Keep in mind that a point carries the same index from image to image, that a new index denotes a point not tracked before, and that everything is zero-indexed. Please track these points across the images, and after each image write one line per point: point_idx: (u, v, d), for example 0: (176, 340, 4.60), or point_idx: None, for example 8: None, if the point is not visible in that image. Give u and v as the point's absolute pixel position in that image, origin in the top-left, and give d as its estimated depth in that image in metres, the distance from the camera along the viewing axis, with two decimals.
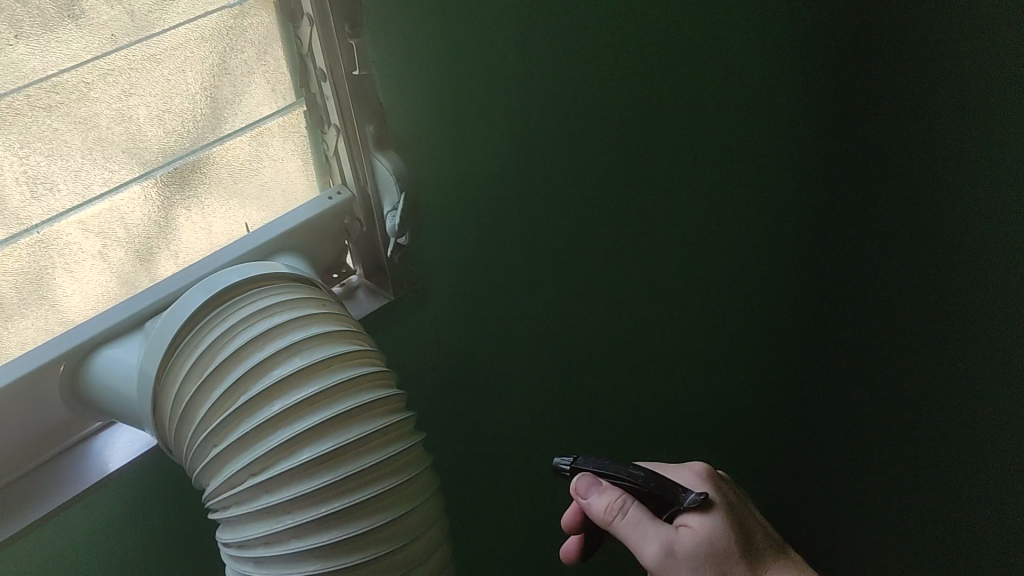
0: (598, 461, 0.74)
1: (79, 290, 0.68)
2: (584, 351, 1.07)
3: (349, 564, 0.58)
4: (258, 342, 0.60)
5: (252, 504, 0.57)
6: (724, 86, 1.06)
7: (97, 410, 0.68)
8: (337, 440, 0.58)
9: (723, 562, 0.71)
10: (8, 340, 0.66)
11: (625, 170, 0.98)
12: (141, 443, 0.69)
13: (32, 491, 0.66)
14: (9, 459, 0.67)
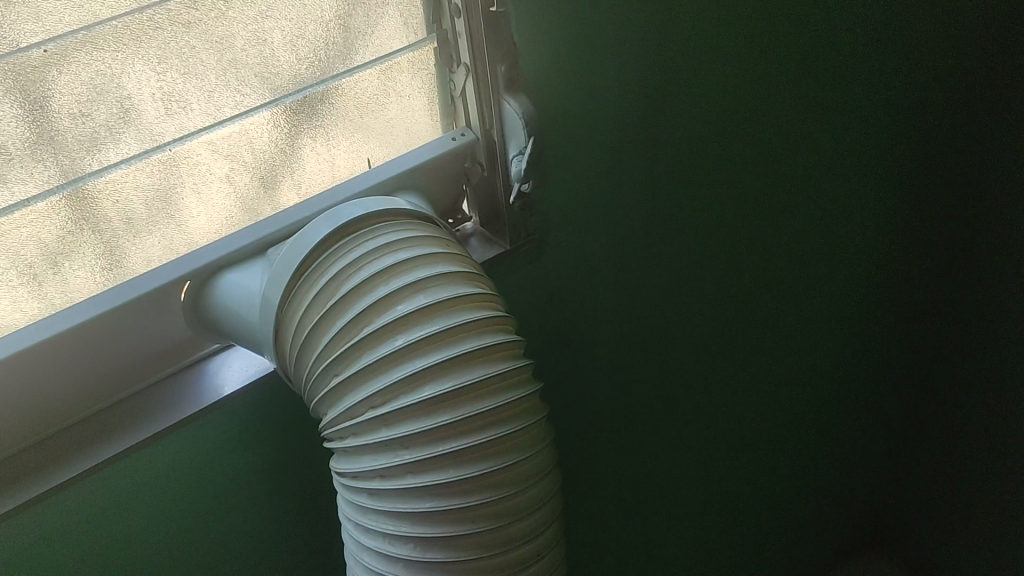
0: None
1: (206, 213, 0.69)
2: (702, 331, 1.02)
3: (463, 506, 0.56)
4: (383, 275, 0.58)
5: (370, 437, 0.56)
6: (871, 64, 0.99)
7: (217, 334, 0.68)
8: (459, 380, 0.56)
9: None
10: (134, 255, 0.67)
11: (762, 143, 0.92)
12: (255, 370, 0.69)
13: (137, 411, 0.69)
14: (120, 376, 0.70)
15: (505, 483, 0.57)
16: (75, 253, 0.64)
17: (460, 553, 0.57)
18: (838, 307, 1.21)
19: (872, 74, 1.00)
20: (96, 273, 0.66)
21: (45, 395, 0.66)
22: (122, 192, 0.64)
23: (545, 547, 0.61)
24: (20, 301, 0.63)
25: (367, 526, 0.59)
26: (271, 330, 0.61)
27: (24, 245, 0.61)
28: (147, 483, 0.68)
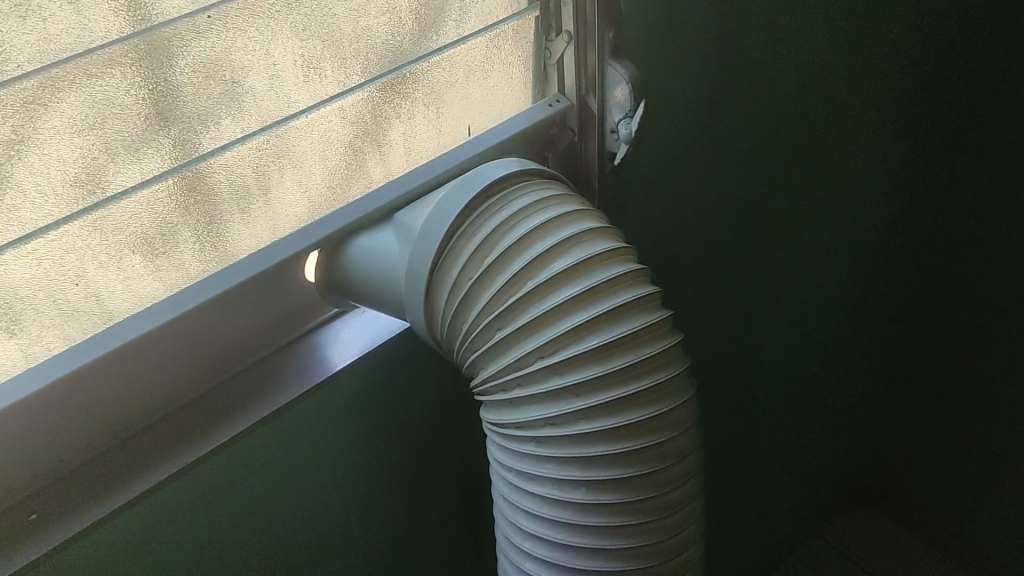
0: None
1: (332, 181, 0.70)
2: (735, 287, 1.09)
3: (631, 448, 0.61)
4: (538, 232, 0.62)
5: (541, 386, 0.60)
6: (898, 35, 1.05)
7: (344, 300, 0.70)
8: (624, 328, 0.60)
9: None
10: (262, 222, 0.68)
11: (801, 109, 0.98)
12: (381, 331, 0.73)
13: (257, 387, 0.71)
14: (239, 353, 0.71)
15: (660, 429, 0.62)
16: (215, 224, 0.65)
17: (624, 496, 0.62)
18: (855, 266, 1.29)
19: (898, 45, 1.06)
20: (231, 242, 0.67)
21: (180, 368, 0.68)
22: (262, 161, 0.65)
23: (691, 490, 0.65)
24: (162, 270, 0.64)
25: (534, 474, 0.63)
26: (425, 289, 0.63)
27: (170, 213, 0.62)
28: (279, 446, 0.70)
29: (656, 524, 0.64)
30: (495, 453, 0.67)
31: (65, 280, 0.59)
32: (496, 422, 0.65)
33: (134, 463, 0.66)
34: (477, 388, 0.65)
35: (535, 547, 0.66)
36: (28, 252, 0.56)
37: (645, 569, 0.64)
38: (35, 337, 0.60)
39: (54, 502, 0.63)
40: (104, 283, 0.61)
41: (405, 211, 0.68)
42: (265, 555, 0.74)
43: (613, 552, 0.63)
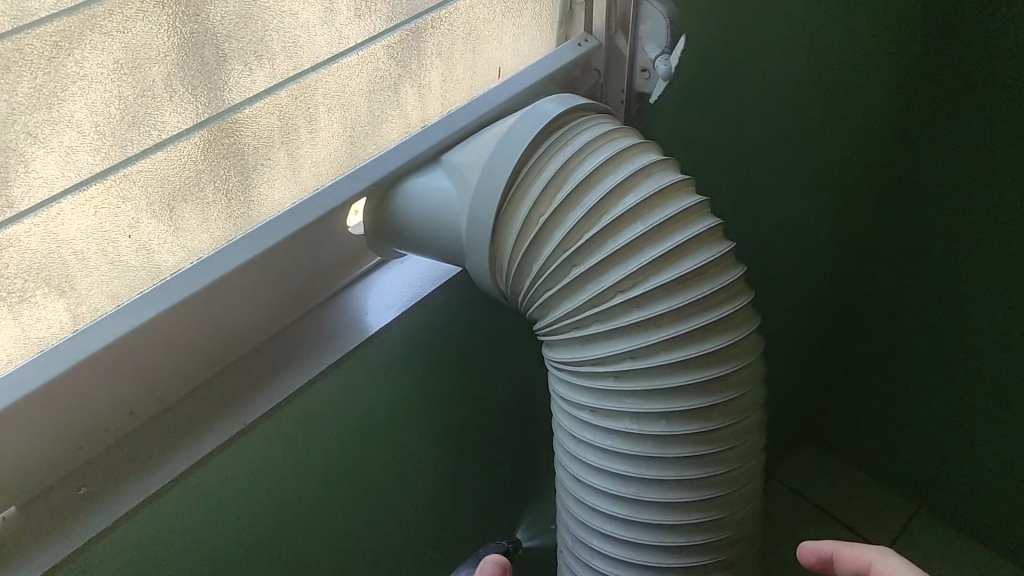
0: None
1: (376, 124, 0.67)
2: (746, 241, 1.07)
3: (711, 377, 0.61)
4: (610, 164, 0.60)
5: (622, 320, 0.59)
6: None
7: (395, 241, 0.69)
8: (704, 256, 0.59)
9: None
10: (307, 168, 0.64)
11: (817, 59, 0.96)
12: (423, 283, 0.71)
13: (301, 345, 0.68)
14: (280, 311, 0.68)
15: (734, 358, 0.62)
16: (262, 170, 0.61)
17: (700, 425, 0.62)
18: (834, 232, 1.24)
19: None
20: (278, 189, 0.63)
21: (225, 327, 0.64)
22: (312, 101, 0.61)
23: (756, 420, 0.65)
24: (211, 220, 0.60)
25: (610, 410, 0.62)
26: (490, 225, 0.61)
27: (224, 159, 0.58)
28: (327, 402, 0.68)
29: (727, 453, 0.64)
30: (563, 391, 0.66)
31: (117, 232, 0.54)
32: (568, 360, 0.63)
33: (184, 428, 0.63)
34: (546, 325, 0.64)
35: (604, 482, 0.65)
36: (83, 202, 0.51)
37: (715, 498, 0.64)
38: (83, 294, 0.55)
39: (103, 475, 0.60)
40: (156, 234, 0.57)
41: (457, 151, 0.66)
42: (305, 514, 0.72)
43: (688, 483, 0.63)
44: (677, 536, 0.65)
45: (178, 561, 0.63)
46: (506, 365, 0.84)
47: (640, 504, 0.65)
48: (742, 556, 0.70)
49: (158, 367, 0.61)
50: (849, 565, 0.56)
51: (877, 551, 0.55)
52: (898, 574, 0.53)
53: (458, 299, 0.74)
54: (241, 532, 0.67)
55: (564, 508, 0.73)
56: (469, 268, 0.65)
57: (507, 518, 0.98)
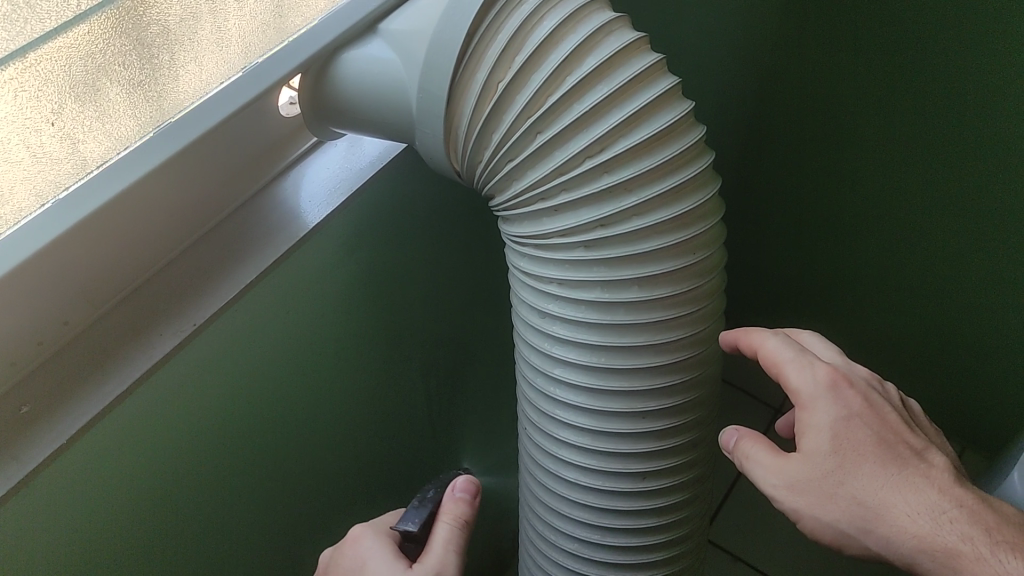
0: (759, 445, 0.62)
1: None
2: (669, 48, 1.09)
3: (681, 239, 0.60)
4: (569, 24, 0.57)
5: (592, 188, 0.58)
6: None
7: (342, 121, 0.64)
8: (671, 116, 0.58)
9: (855, 465, 0.57)
10: (232, 41, 0.58)
11: None
12: (367, 168, 0.68)
13: (242, 237, 0.63)
14: (214, 203, 0.63)
15: (700, 218, 0.61)
16: (188, 42, 0.55)
17: (670, 288, 0.61)
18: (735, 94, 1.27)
19: None
20: (207, 66, 0.57)
21: (159, 224, 0.58)
22: None
23: (718, 281, 0.65)
24: (138, 105, 0.53)
25: (580, 280, 0.61)
26: (445, 96, 0.58)
27: (150, 29, 0.52)
28: (276, 295, 0.64)
29: (694, 315, 0.64)
30: (526, 266, 0.64)
31: (38, 118, 0.48)
32: (533, 233, 0.62)
33: (128, 335, 0.57)
34: (511, 198, 0.62)
35: (573, 353, 0.65)
36: (2, 82, 0.45)
37: (684, 360, 0.65)
38: (6, 193, 0.48)
39: (42, 391, 0.54)
40: (79, 120, 0.50)
41: (395, 17, 0.62)
42: (253, 417, 0.68)
43: (659, 347, 0.63)
44: (649, 401, 0.66)
45: (134, 479, 0.59)
46: (440, 246, 0.81)
47: (611, 372, 0.64)
48: (706, 419, 0.71)
49: (91, 270, 0.55)
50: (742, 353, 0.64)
51: (756, 335, 0.63)
52: (775, 353, 0.62)
53: (394, 178, 0.71)
54: (193, 443, 0.63)
55: (527, 385, 0.72)
56: (425, 143, 0.62)
57: (449, 410, 0.97)
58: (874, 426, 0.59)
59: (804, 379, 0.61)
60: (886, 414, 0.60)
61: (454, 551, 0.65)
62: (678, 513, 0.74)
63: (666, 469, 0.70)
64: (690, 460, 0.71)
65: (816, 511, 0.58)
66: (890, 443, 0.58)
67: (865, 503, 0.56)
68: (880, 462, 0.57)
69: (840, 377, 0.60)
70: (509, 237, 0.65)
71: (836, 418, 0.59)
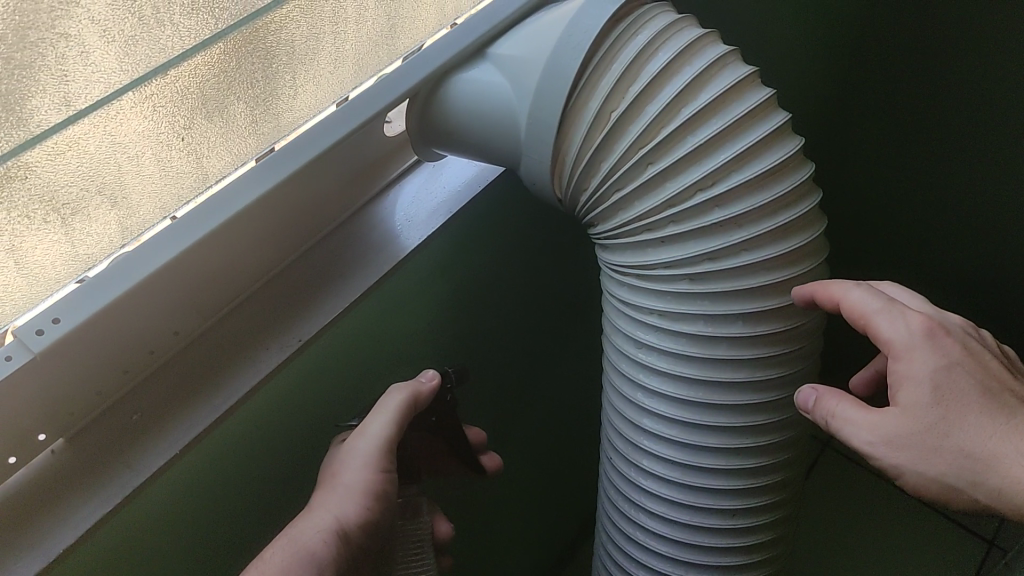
0: (844, 399, 0.63)
1: (417, 12, 0.62)
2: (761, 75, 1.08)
3: (784, 278, 0.60)
4: (684, 57, 0.58)
5: (699, 221, 0.58)
6: None
7: (445, 125, 0.63)
8: (782, 152, 0.58)
9: (955, 415, 0.61)
10: (347, 63, 0.59)
11: None
12: (465, 191, 0.68)
13: (345, 256, 0.64)
14: (319, 221, 0.64)
15: (804, 256, 0.61)
16: (311, 63, 0.55)
17: (770, 325, 0.61)
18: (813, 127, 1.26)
19: None
20: (323, 85, 0.58)
21: (268, 239, 0.59)
22: None
23: (817, 318, 0.65)
24: (258, 121, 0.54)
25: (681, 313, 0.61)
26: (556, 127, 0.58)
27: (279, 50, 0.52)
28: (374, 315, 0.65)
29: (792, 352, 0.64)
30: (624, 295, 0.64)
31: (171, 133, 0.49)
32: (635, 264, 0.62)
33: (234, 348, 0.58)
34: (615, 226, 0.62)
35: (666, 385, 0.64)
36: (142, 99, 0.46)
37: (778, 398, 0.65)
38: (134, 206, 0.49)
39: (155, 400, 0.55)
40: (206, 136, 0.51)
41: (506, 43, 0.62)
42: None
43: (756, 383, 0.63)
44: (742, 438, 0.65)
45: (232, 493, 0.59)
46: (535, 270, 0.81)
47: (704, 406, 0.64)
48: (796, 460, 0.70)
49: (204, 283, 0.56)
50: (817, 306, 0.61)
51: (836, 288, 0.59)
52: (865, 306, 0.62)
53: (493, 202, 0.71)
54: (289, 455, 0.63)
55: (613, 413, 0.72)
56: (529, 170, 0.62)
57: (531, 435, 0.96)
58: (972, 374, 0.62)
59: (896, 329, 0.62)
60: (980, 358, 0.63)
61: (385, 416, 0.61)
62: (761, 553, 0.73)
63: (753, 508, 0.69)
64: (778, 499, 0.71)
65: (918, 465, 0.62)
66: (991, 392, 0.62)
67: (974, 455, 0.61)
68: (985, 412, 0.61)
69: (936, 326, 0.62)
70: (608, 266, 0.66)
71: (936, 369, 0.61)
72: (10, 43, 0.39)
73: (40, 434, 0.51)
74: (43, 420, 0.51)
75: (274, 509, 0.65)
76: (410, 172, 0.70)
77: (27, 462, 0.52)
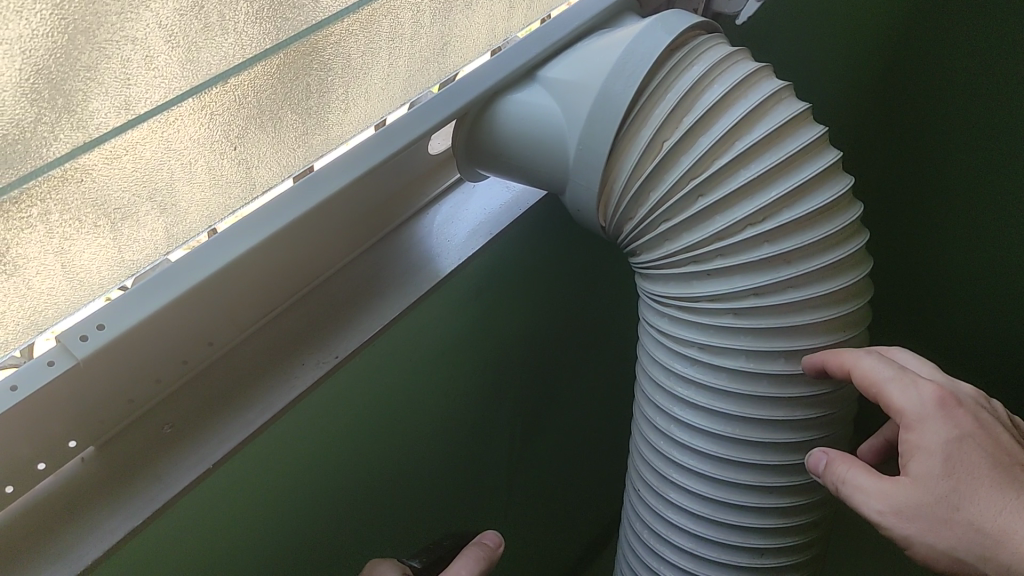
0: (853, 468, 0.59)
1: (470, 31, 0.62)
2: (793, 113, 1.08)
3: (829, 317, 0.59)
4: (739, 91, 0.57)
5: (749, 255, 0.57)
6: None
7: (491, 139, 0.62)
8: (833, 190, 0.57)
9: (968, 487, 0.56)
10: (398, 80, 0.58)
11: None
12: (506, 215, 0.67)
13: (382, 274, 0.63)
14: (357, 238, 0.63)
15: (850, 297, 0.60)
16: (364, 75, 0.55)
17: None
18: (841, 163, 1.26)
19: None
20: (375, 100, 0.57)
21: (309, 253, 0.58)
22: (419, 2, 0.55)
23: None
24: (308, 133, 0.53)
25: (722, 348, 0.60)
26: (606, 154, 0.58)
27: (335, 62, 0.51)
28: (408, 335, 0.64)
29: (834, 394, 0.62)
30: (664, 326, 0.63)
31: (225, 142, 0.48)
32: (678, 298, 0.61)
33: (269, 364, 0.57)
34: (659, 259, 0.61)
35: (702, 421, 0.63)
36: (201, 106, 0.45)
37: (816, 439, 0.63)
38: (182, 213, 0.48)
39: (187, 414, 0.54)
40: (258, 147, 0.50)
41: (557, 66, 0.62)
42: (373, 451, 0.67)
43: (794, 424, 0.62)
44: (778, 477, 0.64)
45: (257, 511, 0.58)
46: (567, 300, 0.80)
47: (740, 444, 0.63)
48: (828, 502, 0.69)
49: (243, 295, 0.55)
50: (828, 372, 0.58)
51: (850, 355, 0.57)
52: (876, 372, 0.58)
53: (533, 226, 0.70)
54: (316, 475, 0.62)
55: (644, 445, 0.71)
56: (575, 196, 0.62)
57: (553, 464, 0.94)
58: (985, 447, 0.58)
59: (909, 398, 0.58)
60: (995, 431, 0.59)
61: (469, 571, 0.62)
62: None
63: (782, 547, 0.68)
64: (809, 540, 0.70)
65: (928, 537, 0.57)
66: (1004, 465, 0.57)
67: (984, 529, 0.56)
68: (994, 484, 0.57)
69: (949, 396, 0.58)
70: (649, 295, 0.65)
71: (948, 440, 0.57)
72: (77, 44, 0.38)
73: (70, 441, 0.50)
74: (73, 427, 0.50)
75: (297, 530, 0.63)
76: (452, 191, 0.69)
77: (57, 470, 0.51)
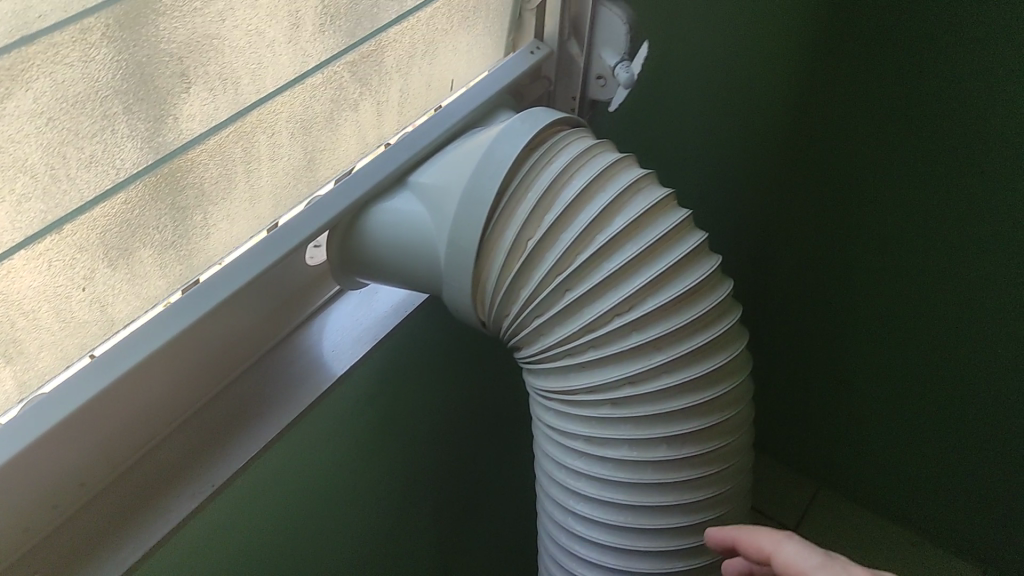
0: None
1: (338, 143, 0.63)
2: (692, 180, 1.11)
3: (709, 398, 0.59)
4: (597, 184, 0.58)
5: (620, 345, 0.58)
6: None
7: (364, 248, 0.62)
8: (698, 274, 0.58)
9: None
10: (263, 198, 0.58)
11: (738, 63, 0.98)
12: (389, 318, 0.67)
13: (264, 390, 0.62)
14: (236, 357, 0.62)
15: (728, 375, 0.61)
16: (223, 199, 0.55)
17: (696, 447, 0.60)
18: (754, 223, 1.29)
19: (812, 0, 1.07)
20: (239, 221, 0.57)
21: (181, 379, 0.58)
22: (275, 124, 0.56)
23: (745, 437, 0.64)
24: (166, 263, 0.53)
25: (606, 438, 0.60)
26: (472, 256, 0.58)
27: (188, 191, 0.51)
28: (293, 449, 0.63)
29: (723, 471, 0.62)
30: (551, 420, 0.63)
31: (72, 284, 0.47)
32: (559, 391, 0.61)
33: (146, 497, 0.55)
34: (537, 353, 0.61)
35: (597, 511, 0.63)
36: (37, 254, 0.44)
37: (711, 520, 0.63)
38: (32, 359, 0.48)
39: (59, 560, 0.52)
40: (111, 284, 0.50)
41: (425, 172, 0.62)
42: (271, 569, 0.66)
43: (686, 507, 0.62)
44: (677, 561, 0.64)
45: None
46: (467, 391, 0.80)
47: (635, 531, 0.63)
48: None
49: (111, 431, 0.54)
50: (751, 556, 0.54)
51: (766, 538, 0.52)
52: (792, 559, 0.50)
53: (420, 324, 0.70)
54: None
55: (548, 536, 0.70)
56: (451, 297, 0.62)
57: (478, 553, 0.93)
58: None
59: None
60: None
61: None
62: None
63: None
64: None
65: None
66: None
67: None
68: None
69: None
70: (534, 388, 0.65)
71: None
72: None
73: None
74: None
75: None
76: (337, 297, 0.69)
77: None
